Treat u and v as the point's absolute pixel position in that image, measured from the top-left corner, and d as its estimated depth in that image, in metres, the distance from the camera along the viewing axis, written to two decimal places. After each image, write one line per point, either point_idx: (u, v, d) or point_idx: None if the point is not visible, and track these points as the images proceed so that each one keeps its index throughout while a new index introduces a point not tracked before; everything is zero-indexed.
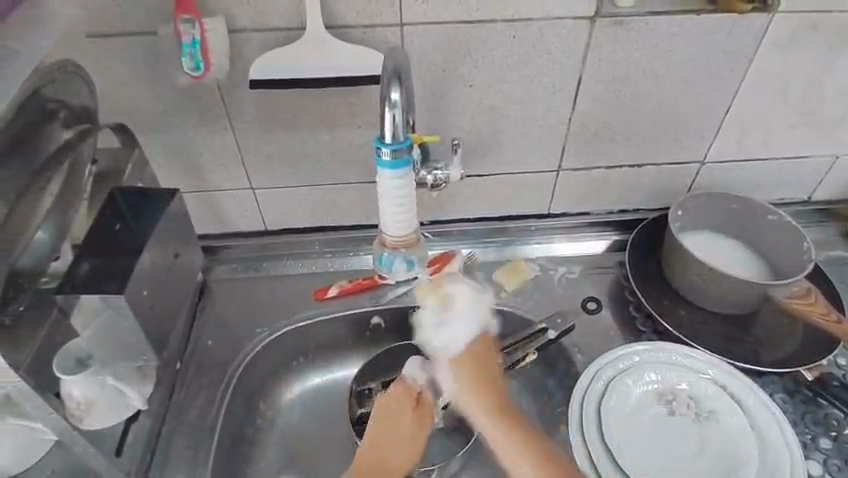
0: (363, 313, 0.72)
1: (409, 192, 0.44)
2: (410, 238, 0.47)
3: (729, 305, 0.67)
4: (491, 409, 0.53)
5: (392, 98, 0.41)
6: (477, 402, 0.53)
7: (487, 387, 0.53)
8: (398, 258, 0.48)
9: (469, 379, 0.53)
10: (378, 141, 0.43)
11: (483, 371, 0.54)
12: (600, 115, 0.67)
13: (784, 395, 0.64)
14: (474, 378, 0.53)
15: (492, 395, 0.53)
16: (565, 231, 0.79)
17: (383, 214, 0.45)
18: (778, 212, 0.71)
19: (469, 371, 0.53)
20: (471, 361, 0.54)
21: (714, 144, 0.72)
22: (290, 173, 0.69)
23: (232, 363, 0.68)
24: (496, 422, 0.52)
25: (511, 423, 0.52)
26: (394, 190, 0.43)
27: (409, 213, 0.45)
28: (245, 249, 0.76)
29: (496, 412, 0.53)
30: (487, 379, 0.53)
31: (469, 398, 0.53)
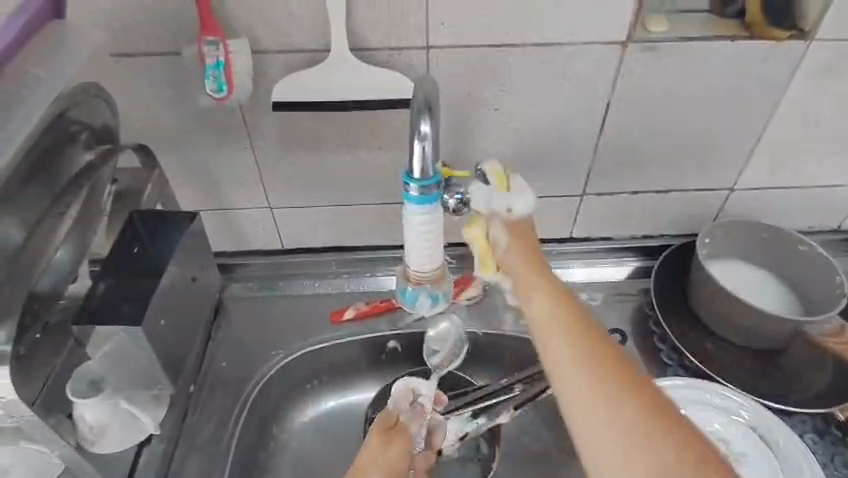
0: (380, 337, 0.71)
1: (436, 228, 0.43)
2: (435, 273, 0.46)
3: (759, 340, 0.65)
4: (535, 275, 0.52)
5: (421, 130, 0.39)
6: (521, 255, 0.53)
7: (537, 259, 0.54)
8: (423, 293, 0.46)
9: (517, 245, 0.54)
10: (406, 175, 0.41)
11: (528, 241, 0.55)
12: (627, 140, 0.65)
13: (815, 436, 0.62)
14: (523, 248, 0.54)
15: (537, 265, 0.53)
16: (588, 256, 0.77)
17: (408, 249, 0.44)
18: (810, 242, 0.68)
19: (515, 227, 0.55)
20: (519, 233, 0.55)
21: (745, 171, 0.70)
22: (309, 193, 0.68)
23: (245, 386, 0.67)
24: (561, 350, 0.45)
25: (562, 300, 0.49)
26: (421, 225, 0.42)
27: (435, 249, 0.43)
28: (261, 267, 0.75)
29: (533, 265, 0.53)
30: (528, 248, 0.54)
31: (517, 257, 0.53)
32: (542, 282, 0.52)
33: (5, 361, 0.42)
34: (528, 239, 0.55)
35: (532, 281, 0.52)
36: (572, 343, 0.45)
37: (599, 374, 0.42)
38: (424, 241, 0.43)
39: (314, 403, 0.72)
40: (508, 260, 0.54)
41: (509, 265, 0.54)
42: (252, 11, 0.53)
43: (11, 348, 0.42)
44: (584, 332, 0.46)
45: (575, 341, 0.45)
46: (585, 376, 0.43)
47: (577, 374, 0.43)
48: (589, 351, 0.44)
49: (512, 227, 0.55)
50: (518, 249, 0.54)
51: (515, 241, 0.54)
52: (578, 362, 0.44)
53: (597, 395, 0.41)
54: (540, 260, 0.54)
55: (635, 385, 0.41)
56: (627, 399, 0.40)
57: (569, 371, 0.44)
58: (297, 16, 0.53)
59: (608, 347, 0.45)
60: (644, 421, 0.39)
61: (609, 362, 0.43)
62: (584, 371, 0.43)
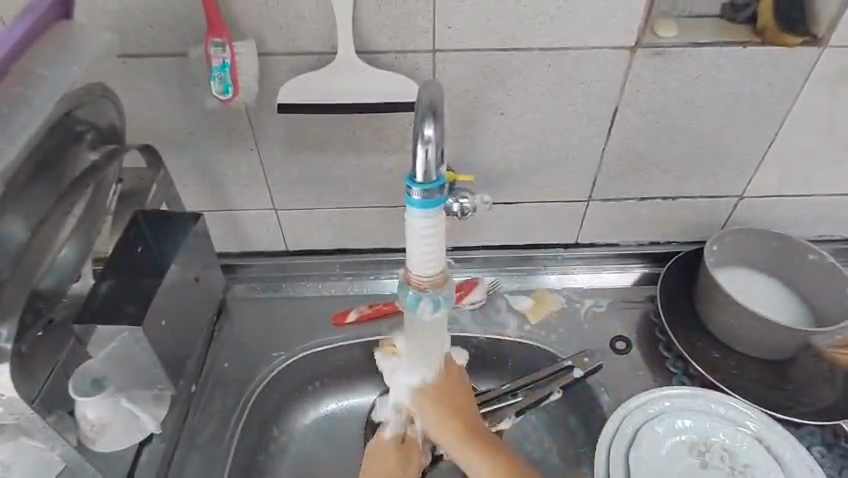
0: (383, 340, 0.71)
1: (438, 232, 0.42)
2: (437, 277, 0.45)
3: (767, 350, 0.64)
4: (463, 438, 0.57)
5: (424, 134, 0.39)
6: (446, 435, 0.58)
7: (459, 413, 0.58)
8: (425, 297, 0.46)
9: (433, 409, 0.58)
10: (408, 179, 0.41)
11: (454, 397, 0.59)
12: (635, 146, 0.65)
13: (823, 448, 0.61)
14: (447, 423, 0.58)
15: (466, 418, 0.58)
16: (594, 262, 0.76)
17: (410, 253, 0.43)
18: (820, 251, 0.67)
19: (432, 389, 0.58)
20: (452, 376, 0.60)
21: (754, 179, 0.69)
22: (314, 195, 0.68)
23: (247, 387, 0.67)
24: (481, 467, 0.56)
25: (480, 448, 0.57)
26: (423, 230, 0.41)
27: (437, 254, 0.43)
28: (265, 268, 0.75)
29: (469, 445, 0.57)
30: (448, 407, 0.58)
31: (434, 423, 0.58)
32: (454, 428, 0.57)
33: (6, 358, 0.42)
34: (454, 380, 0.60)
35: (452, 441, 0.58)
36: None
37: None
38: (425, 246, 0.42)
39: (316, 406, 0.72)
40: (419, 407, 0.58)
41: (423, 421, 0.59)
42: (259, 13, 0.53)
43: (12, 345, 0.43)
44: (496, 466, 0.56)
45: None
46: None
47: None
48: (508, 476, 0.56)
49: (443, 365, 0.60)
50: (433, 424, 0.58)
51: (435, 416, 0.58)
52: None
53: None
54: (467, 423, 0.58)
55: (478, 448, 0.57)
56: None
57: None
58: (304, 19, 0.53)
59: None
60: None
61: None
62: (498, 467, 0.56)
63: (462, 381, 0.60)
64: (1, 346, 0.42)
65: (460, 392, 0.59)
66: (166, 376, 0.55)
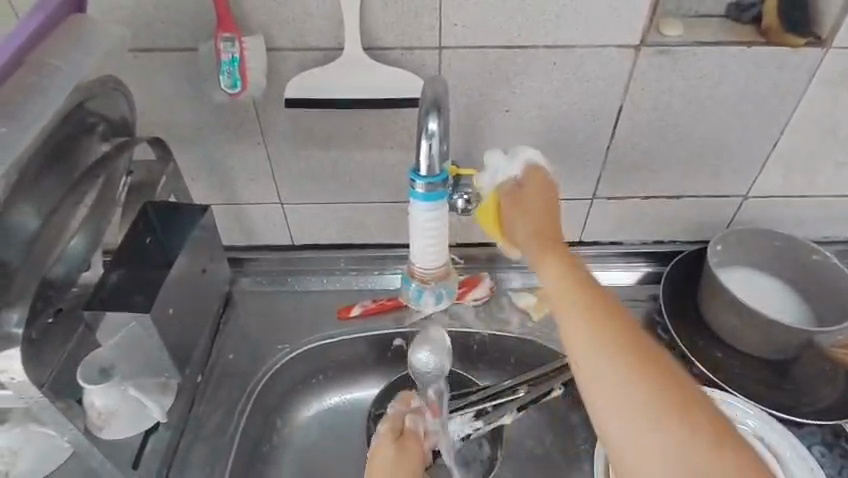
0: (386, 335, 0.71)
1: (442, 225, 0.43)
2: (441, 270, 0.46)
3: (769, 349, 0.64)
4: (546, 248, 0.50)
5: (429, 128, 0.40)
6: (551, 263, 0.48)
7: (545, 214, 0.53)
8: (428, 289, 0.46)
9: (529, 198, 0.54)
10: (412, 173, 0.41)
11: (534, 204, 0.54)
12: (639, 145, 0.65)
13: (824, 448, 0.61)
14: (534, 214, 0.53)
15: (552, 232, 0.51)
16: (598, 260, 0.76)
17: (414, 246, 0.44)
18: (824, 252, 0.67)
19: (519, 193, 0.55)
20: (541, 176, 0.56)
21: (759, 179, 0.69)
22: (320, 190, 0.68)
23: (251, 379, 0.68)
24: (570, 309, 0.43)
25: (583, 288, 0.45)
26: (427, 223, 0.42)
27: (441, 247, 0.44)
28: (271, 263, 0.76)
29: (551, 249, 0.49)
30: (539, 208, 0.53)
31: (529, 226, 0.52)
32: (550, 253, 0.49)
33: (17, 343, 0.43)
34: (543, 188, 0.55)
35: (549, 251, 0.49)
36: (590, 319, 0.42)
37: (618, 358, 0.39)
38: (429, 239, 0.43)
39: (319, 399, 0.72)
40: (509, 218, 0.54)
41: (515, 217, 0.54)
42: (268, 9, 0.53)
43: (23, 330, 0.44)
44: (593, 297, 0.43)
45: (595, 317, 0.42)
46: (624, 374, 0.38)
47: (632, 415, 0.36)
48: (601, 324, 0.41)
49: (531, 173, 0.56)
50: (521, 217, 0.53)
51: (532, 220, 0.53)
52: (590, 330, 0.41)
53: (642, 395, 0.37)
54: (544, 220, 0.53)
55: (649, 366, 0.38)
56: (648, 371, 0.38)
57: (589, 341, 0.41)
58: (312, 15, 0.54)
59: (624, 337, 0.40)
60: (670, 385, 0.37)
61: (622, 343, 0.40)
62: (592, 302, 0.43)
63: (555, 201, 0.55)
64: (12, 331, 0.43)
65: (547, 200, 0.54)
66: (173, 365, 0.56)
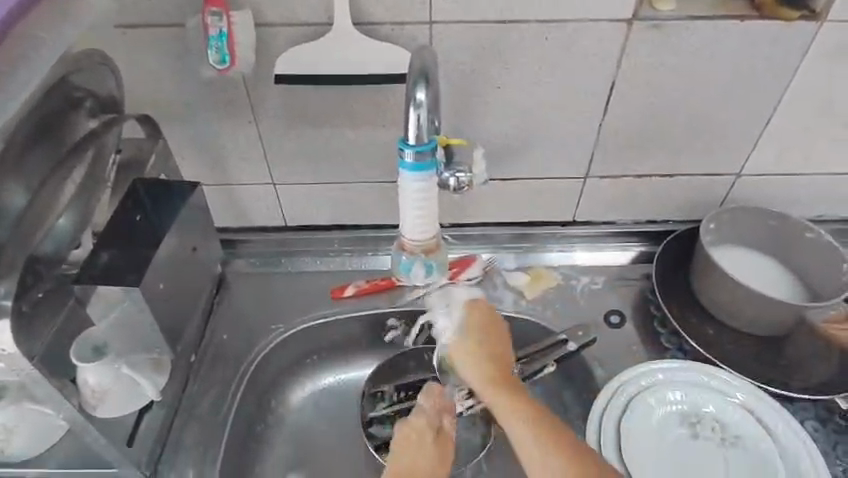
0: (380, 315, 0.71)
1: (431, 193, 0.42)
2: (429, 244, 0.45)
3: (761, 325, 0.64)
4: (495, 380, 0.56)
5: (417, 98, 0.39)
6: (480, 374, 0.57)
7: (491, 347, 0.59)
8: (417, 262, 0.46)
9: (471, 345, 0.59)
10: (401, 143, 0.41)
11: (485, 344, 0.59)
12: (632, 122, 0.65)
13: (816, 423, 0.60)
14: (476, 359, 0.58)
15: (499, 360, 0.58)
16: (591, 240, 0.76)
17: (403, 218, 0.44)
18: (817, 230, 0.67)
19: (467, 347, 0.59)
20: (480, 312, 0.61)
21: (752, 157, 0.69)
22: (312, 169, 0.68)
23: (245, 358, 0.68)
24: (502, 404, 0.55)
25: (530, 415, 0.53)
26: (416, 194, 0.41)
27: (429, 219, 0.43)
28: (264, 244, 0.76)
29: (496, 382, 0.56)
30: (487, 349, 0.59)
31: (476, 376, 0.58)
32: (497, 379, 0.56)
33: (6, 315, 0.43)
34: (489, 321, 0.61)
35: (499, 388, 0.56)
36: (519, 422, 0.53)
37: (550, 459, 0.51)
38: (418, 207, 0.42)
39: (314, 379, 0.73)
40: (465, 366, 0.58)
41: (464, 348, 0.59)
42: None
43: (12, 302, 0.44)
44: (522, 400, 0.55)
45: (528, 429, 0.53)
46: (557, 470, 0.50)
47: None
48: (525, 414, 0.54)
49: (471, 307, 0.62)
50: (470, 362, 0.58)
51: (481, 351, 0.58)
52: (518, 423, 0.53)
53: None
54: (499, 358, 0.58)
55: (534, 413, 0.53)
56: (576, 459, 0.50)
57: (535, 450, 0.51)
58: None
59: (539, 423, 0.53)
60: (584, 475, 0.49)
61: (551, 443, 0.51)
62: (531, 420, 0.53)
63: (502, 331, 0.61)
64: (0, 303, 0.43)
65: (500, 345, 0.60)
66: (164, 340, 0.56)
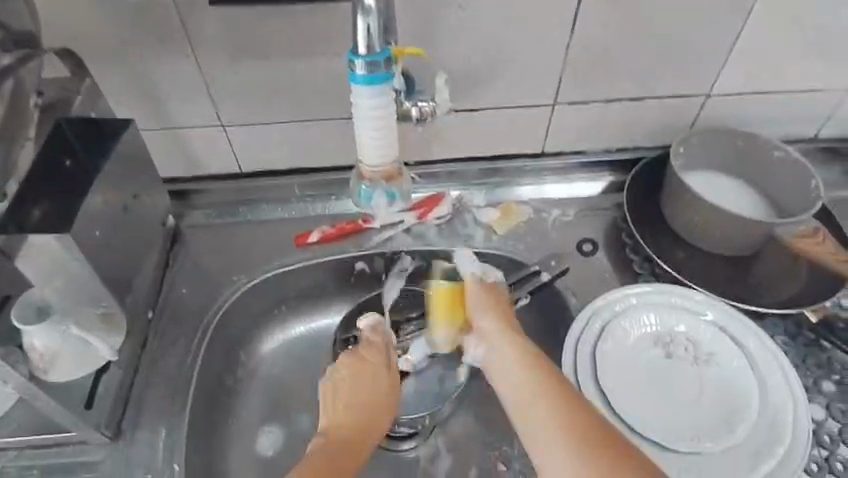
0: (346, 260, 0.69)
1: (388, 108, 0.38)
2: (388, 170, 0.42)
3: (731, 246, 0.64)
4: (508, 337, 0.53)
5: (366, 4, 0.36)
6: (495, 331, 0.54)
7: (507, 317, 0.56)
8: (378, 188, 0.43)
9: (491, 306, 0.57)
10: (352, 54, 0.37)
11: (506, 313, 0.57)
12: (601, 41, 0.61)
13: (786, 338, 0.60)
14: (495, 311, 0.57)
15: (513, 327, 0.55)
16: (562, 172, 0.74)
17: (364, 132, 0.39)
18: (786, 148, 0.66)
19: (484, 305, 0.58)
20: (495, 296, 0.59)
21: (723, 75, 0.67)
22: (263, 108, 0.63)
23: (205, 312, 0.64)
24: (514, 358, 0.50)
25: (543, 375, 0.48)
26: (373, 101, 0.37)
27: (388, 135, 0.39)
28: (220, 194, 0.71)
29: (509, 336, 0.53)
30: (504, 315, 0.57)
31: (494, 329, 0.55)
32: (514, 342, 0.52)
33: None
34: (505, 302, 0.59)
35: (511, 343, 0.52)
36: (527, 372, 0.48)
37: (550, 406, 0.44)
38: (380, 124, 0.38)
39: (284, 331, 0.70)
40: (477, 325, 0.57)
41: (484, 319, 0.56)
42: None
43: None
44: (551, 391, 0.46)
45: (532, 378, 0.47)
46: (554, 423, 0.43)
47: (548, 425, 0.43)
48: (535, 368, 0.48)
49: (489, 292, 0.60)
50: (486, 320, 0.56)
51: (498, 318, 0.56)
52: (525, 373, 0.48)
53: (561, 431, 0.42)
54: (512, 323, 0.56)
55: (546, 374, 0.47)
56: (574, 409, 0.43)
57: (537, 396, 0.46)
58: None
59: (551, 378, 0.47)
60: (579, 422, 0.42)
61: (557, 392, 0.45)
62: (539, 372, 0.48)
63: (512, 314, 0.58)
64: None
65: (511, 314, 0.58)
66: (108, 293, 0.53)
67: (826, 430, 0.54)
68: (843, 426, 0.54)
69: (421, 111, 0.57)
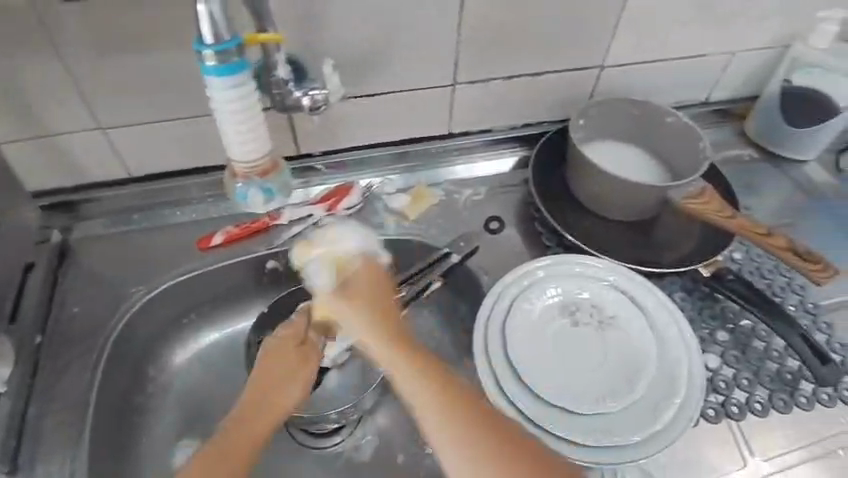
0: (254, 260, 0.66)
1: (242, 101, 0.38)
2: (261, 165, 0.42)
3: (631, 212, 0.66)
4: (381, 338, 0.48)
5: None
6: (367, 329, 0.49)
7: (373, 303, 0.50)
8: (254, 186, 0.43)
9: (354, 295, 0.50)
10: (198, 43, 0.36)
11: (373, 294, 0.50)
12: (491, 18, 0.60)
13: (684, 294, 0.63)
14: (363, 301, 0.50)
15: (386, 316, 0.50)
16: (470, 151, 0.75)
17: (224, 131, 0.39)
18: (676, 113, 0.69)
19: (355, 297, 0.50)
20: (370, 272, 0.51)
21: (613, 47, 0.68)
22: (145, 107, 0.59)
23: (103, 329, 0.61)
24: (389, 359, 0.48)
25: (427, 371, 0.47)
26: (227, 97, 0.37)
27: (249, 130, 0.39)
28: (111, 202, 0.67)
29: (381, 328, 0.49)
30: (369, 304, 0.50)
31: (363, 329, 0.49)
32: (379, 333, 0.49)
33: None
34: (377, 279, 0.51)
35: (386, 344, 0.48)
36: (406, 373, 0.47)
37: (432, 400, 0.45)
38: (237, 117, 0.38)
39: (195, 339, 0.68)
40: (349, 306, 0.50)
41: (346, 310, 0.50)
42: None
43: None
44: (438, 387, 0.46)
45: (405, 378, 0.46)
46: (441, 419, 0.45)
47: (432, 416, 0.45)
48: (412, 370, 0.46)
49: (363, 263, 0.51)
50: (355, 314, 0.49)
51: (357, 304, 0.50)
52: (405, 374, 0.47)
53: (444, 424, 0.44)
54: (385, 308, 0.51)
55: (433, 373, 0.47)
56: (461, 413, 0.44)
57: (417, 399, 0.46)
58: None
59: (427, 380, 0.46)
60: (460, 416, 0.44)
61: (435, 388, 0.46)
62: (416, 371, 0.46)
63: (387, 290, 0.52)
64: None
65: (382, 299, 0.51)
66: None
67: (721, 377, 0.57)
68: (737, 372, 0.57)
69: (317, 101, 0.56)
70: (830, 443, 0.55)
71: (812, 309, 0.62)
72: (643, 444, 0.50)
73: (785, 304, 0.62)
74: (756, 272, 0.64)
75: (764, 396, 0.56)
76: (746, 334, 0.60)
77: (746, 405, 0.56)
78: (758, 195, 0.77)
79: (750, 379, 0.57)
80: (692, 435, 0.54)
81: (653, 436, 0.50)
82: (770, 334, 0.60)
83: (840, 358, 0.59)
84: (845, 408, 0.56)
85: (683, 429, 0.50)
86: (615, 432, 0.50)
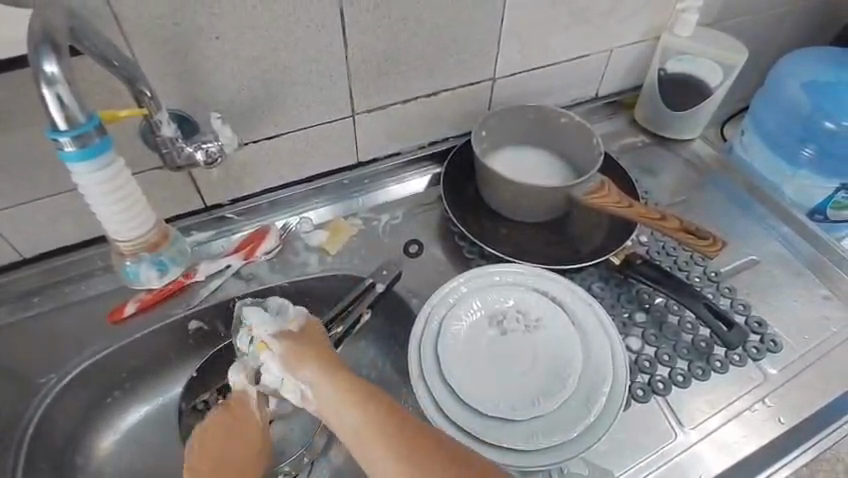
0: (175, 323, 0.64)
1: (106, 175, 0.45)
2: (145, 242, 0.54)
3: (541, 214, 0.69)
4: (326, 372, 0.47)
5: (47, 72, 0.38)
6: (309, 369, 0.48)
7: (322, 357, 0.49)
8: (143, 263, 0.56)
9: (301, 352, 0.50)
10: (53, 131, 0.41)
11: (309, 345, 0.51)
12: (376, 49, 0.61)
13: (601, 283, 0.67)
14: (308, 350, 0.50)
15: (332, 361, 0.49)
16: (382, 176, 0.76)
17: (94, 204, 0.47)
18: (568, 113, 0.72)
19: (297, 353, 0.50)
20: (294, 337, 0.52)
21: (501, 60, 0.71)
22: (27, 185, 0.55)
23: (18, 424, 0.57)
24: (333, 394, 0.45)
25: (359, 394, 0.45)
26: (91, 175, 0.44)
27: (117, 200, 0.47)
28: (7, 288, 0.62)
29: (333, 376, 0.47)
30: (312, 351, 0.50)
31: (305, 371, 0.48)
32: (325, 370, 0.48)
33: None
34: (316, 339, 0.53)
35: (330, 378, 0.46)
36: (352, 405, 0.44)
37: (371, 418, 0.43)
38: (104, 189, 0.45)
39: (122, 414, 0.65)
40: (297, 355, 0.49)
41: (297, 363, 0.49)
42: None
43: None
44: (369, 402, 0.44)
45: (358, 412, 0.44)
46: (382, 437, 0.42)
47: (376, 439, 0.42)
48: (356, 399, 0.44)
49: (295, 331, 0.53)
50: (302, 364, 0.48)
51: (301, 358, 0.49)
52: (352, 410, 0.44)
53: (381, 444, 0.41)
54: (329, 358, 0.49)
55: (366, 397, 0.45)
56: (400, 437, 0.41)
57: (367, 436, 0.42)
58: None
59: (372, 409, 0.43)
60: (394, 429, 0.42)
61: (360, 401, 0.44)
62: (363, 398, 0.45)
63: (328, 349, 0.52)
64: None
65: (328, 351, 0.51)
66: None
67: (644, 356, 0.61)
68: (657, 349, 0.61)
69: (213, 152, 0.55)
70: (749, 399, 0.59)
71: (715, 278, 0.68)
72: (583, 435, 0.52)
73: (691, 277, 0.67)
74: (662, 252, 0.70)
75: (684, 367, 0.60)
76: (661, 311, 0.64)
77: (670, 379, 0.60)
78: (656, 177, 0.82)
79: (671, 354, 0.61)
80: (626, 416, 0.58)
81: (590, 427, 0.52)
82: (682, 308, 0.64)
83: (744, 318, 0.64)
84: (754, 364, 0.62)
85: (616, 414, 0.53)
86: (555, 430, 0.52)
